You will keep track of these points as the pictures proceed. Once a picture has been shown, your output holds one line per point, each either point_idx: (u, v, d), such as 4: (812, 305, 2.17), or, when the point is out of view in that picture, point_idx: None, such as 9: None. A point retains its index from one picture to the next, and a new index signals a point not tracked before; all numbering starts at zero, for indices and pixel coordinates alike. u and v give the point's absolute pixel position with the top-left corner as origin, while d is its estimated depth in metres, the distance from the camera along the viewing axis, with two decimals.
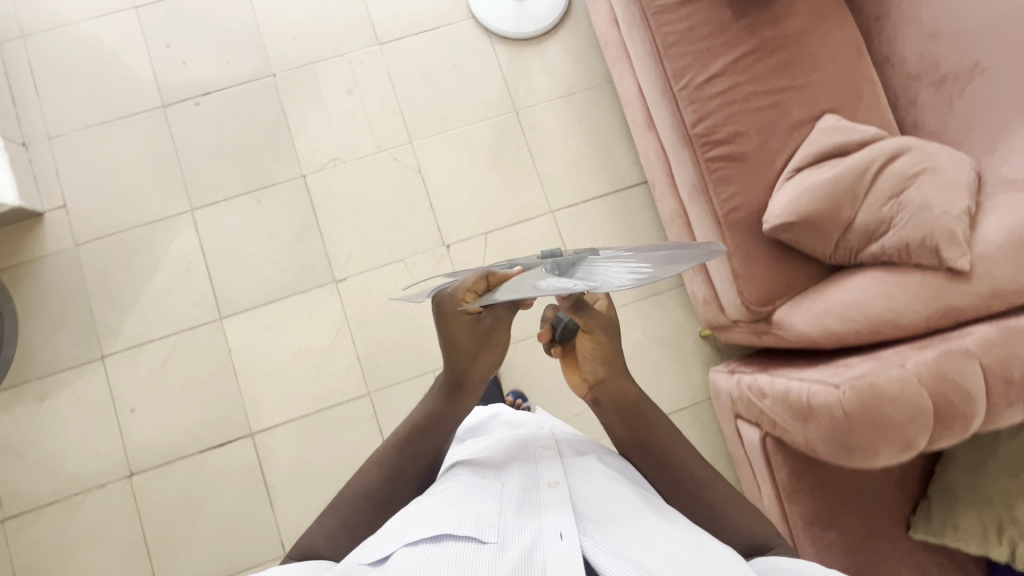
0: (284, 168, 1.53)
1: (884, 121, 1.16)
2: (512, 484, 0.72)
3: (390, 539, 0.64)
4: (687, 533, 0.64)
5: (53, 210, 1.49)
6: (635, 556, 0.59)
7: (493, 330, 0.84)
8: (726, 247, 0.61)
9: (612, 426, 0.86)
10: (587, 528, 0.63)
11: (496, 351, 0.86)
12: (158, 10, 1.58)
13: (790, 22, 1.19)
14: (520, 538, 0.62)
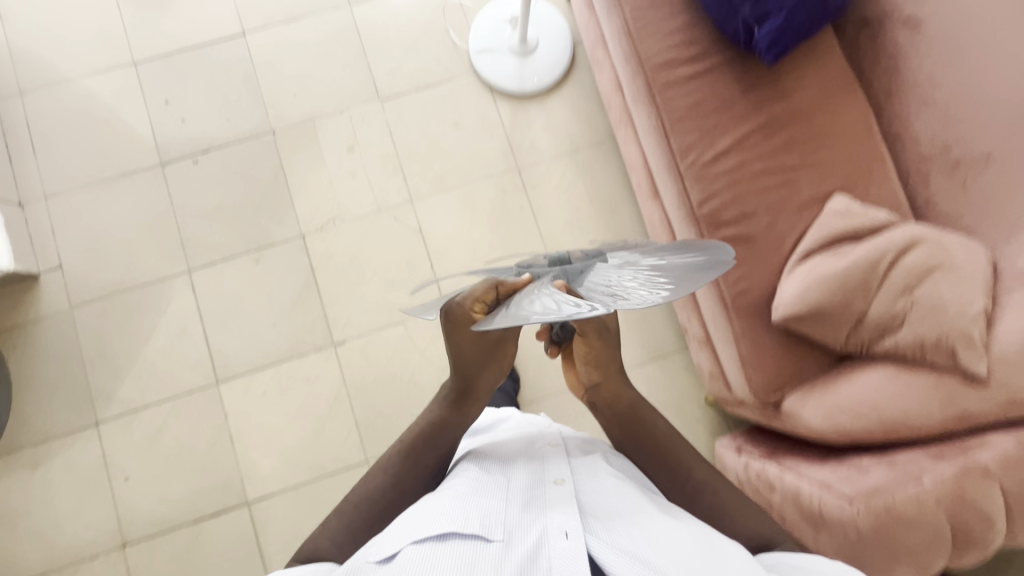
0: (283, 227, 1.51)
1: (897, 201, 1.13)
2: (519, 482, 0.75)
3: (398, 536, 0.66)
4: (690, 529, 0.67)
5: (49, 271, 1.46)
6: (639, 553, 0.61)
7: (501, 342, 0.88)
8: (734, 257, 0.65)
9: (608, 426, 0.93)
10: (592, 526, 0.65)
11: (502, 363, 0.92)
12: (156, 66, 1.56)
13: (799, 98, 1.17)
14: (525, 538, 0.64)
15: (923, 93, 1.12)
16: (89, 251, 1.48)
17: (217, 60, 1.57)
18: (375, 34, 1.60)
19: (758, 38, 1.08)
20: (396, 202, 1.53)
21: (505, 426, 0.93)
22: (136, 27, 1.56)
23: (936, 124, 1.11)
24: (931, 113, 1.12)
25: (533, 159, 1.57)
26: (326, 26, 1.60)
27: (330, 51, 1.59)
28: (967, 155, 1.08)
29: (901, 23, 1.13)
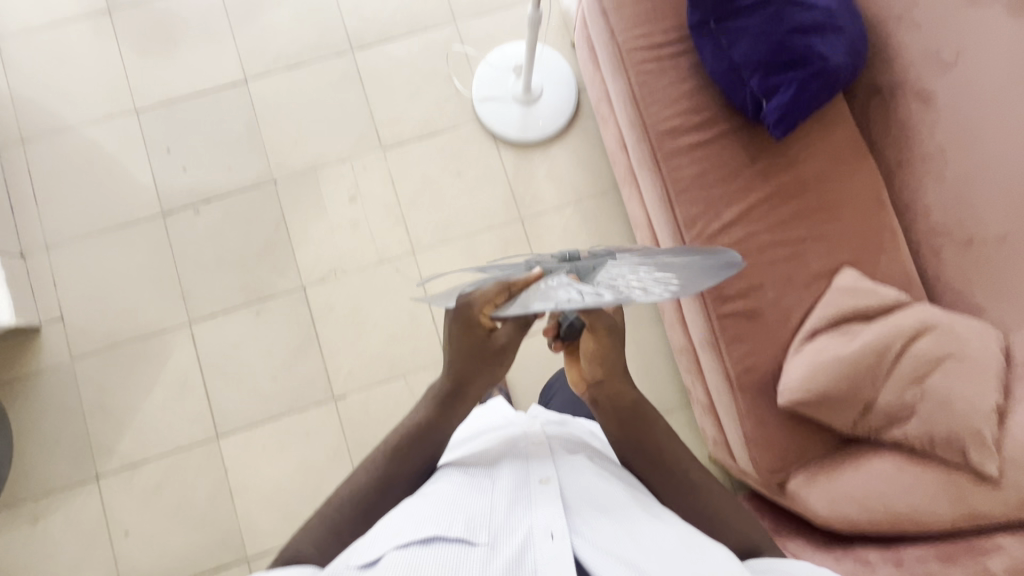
0: (283, 279, 1.50)
1: (906, 276, 1.11)
2: (502, 482, 0.74)
3: (381, 542, 0.65)
4: (670, 531, 0.69)
5: (50, 322, 1.46)
6: (623, 557, 0.64)
7: (504, 349, 0.81)
8: (744, 259, 0.62)
9: (608, 427, 0.84)
10: (575, 527, 0.67)
11: (501, 369, 0.84)
12: (158, 113, 1.55)
13: (807, 167, 1.15)
14: (511, 540, 0.64)
15: (936, 166, 1.08)
16: (90, 301, 1.48)
17: (219, 107, 1.56)
18: (377, 81, 1.58)
19: (767, 112, 1.05)
20: (397, 253, 1.52)
21: (488, 423, 0.90)
22: (139, 75, 1.56)
23: (949, 199, 1.07)
24: (945, 187, 1.08)
25: (536, 208, 1.55)
26: (328, 73, 1.58)
27: (333, 99, 1.58)
28: (982, 234, 1.04)
29: (913, 95, 1.09)
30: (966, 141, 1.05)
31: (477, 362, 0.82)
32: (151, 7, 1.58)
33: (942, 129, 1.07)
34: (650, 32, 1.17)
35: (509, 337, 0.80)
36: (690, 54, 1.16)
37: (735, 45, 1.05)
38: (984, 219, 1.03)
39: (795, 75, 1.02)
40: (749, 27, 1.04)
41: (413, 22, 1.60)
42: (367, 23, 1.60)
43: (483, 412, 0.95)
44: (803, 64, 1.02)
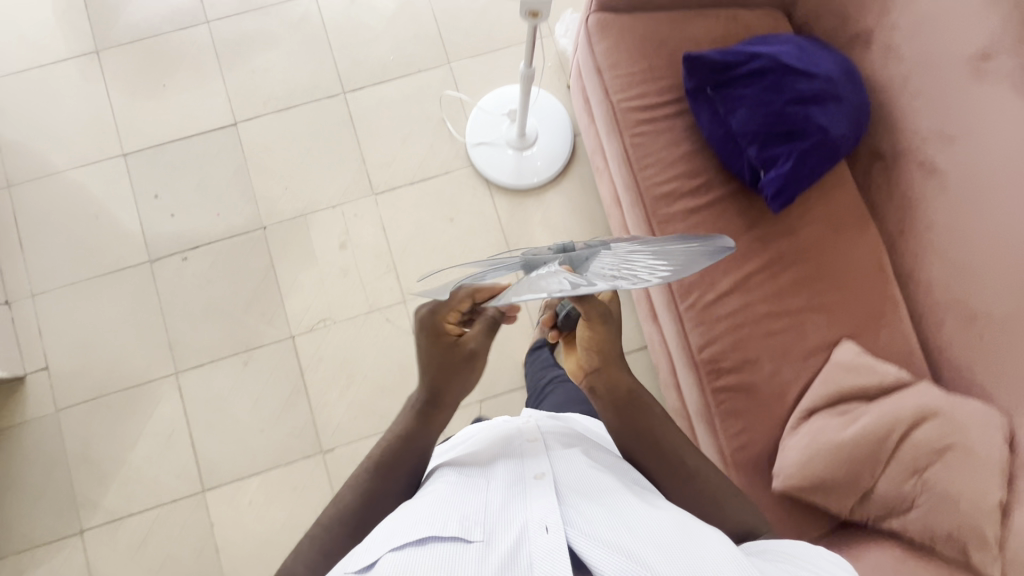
0: (272, 328, 1.47)
1: (907, 351, 1.07)
2: (497, 480, 0.69)
3: (373, 548, 0.61)
4: (677, 522, 0.63)
5: (35, 372, 1.44)
6: (627, 545, 0.57)
7: (475, 355, 0.77)
8: (733, 244, 0.64)
9: (605, 414, 0.81)
10: (576, 517, 0.60)
11: (472, 376, 0.80)
12: (145, 158, 1.52)
13: (805, 234, 1.11)
14: (505, 535, 0.59)
15: (940, 238, 1.04)
16: (76, 350, 1.45)
17: (208, 151, 1.53)
18: (369, 124, 1.56)
19: (766, 182, 1.01)
20: (388, 302, 1.49)
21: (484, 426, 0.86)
22: (127, 118, 1.53)
23: (953, 273, 1.03)
24: (948, 261, 1.04)
25: None
26: (319, 116, 1.55)
27: (323, 142, 1.55)
28: (990, 313, 0.99)
29: (917, 164, 1.05)
30: (973, 215, 1.00)
31: (447, 369, 0.77)
32: (141, 49, 1.55)
33: (947, 201, 1.02)
34: (646, 91, 1.14)
35: (478, 341, 0.76)
36: (686, 115, 1.13)
37: (733, 114, 1.02)
38: (991, 297, 0.99)
39: (794, 146, 0.99)
40: (747, 96, 1.00)
41: (406, 64, 1.58)
42: (359, 65, 1.57)
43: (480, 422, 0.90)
44: (803, 134, 0.99)
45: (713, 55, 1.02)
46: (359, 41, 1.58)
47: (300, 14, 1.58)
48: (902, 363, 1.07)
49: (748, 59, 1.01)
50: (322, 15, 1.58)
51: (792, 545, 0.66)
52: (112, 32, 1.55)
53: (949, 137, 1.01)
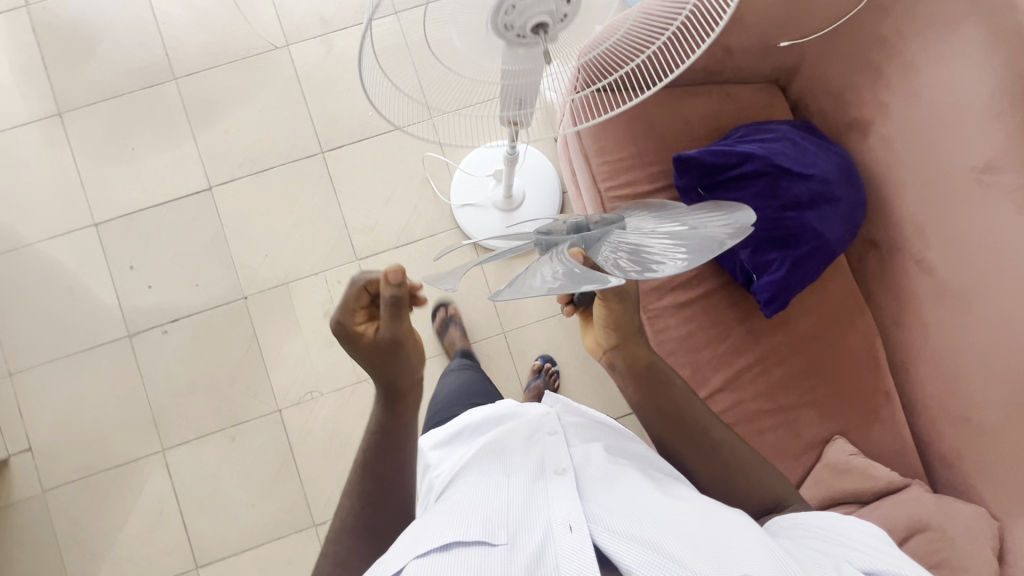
0: (259, 402, 1.45)
1: (899, 446, 1.06)
2: (516, 477, 0.68)
3: (397, 556, 0.57)
4: (698, 508, 0.61)
5: (19, 453, 1.42)
6: (652, 538, 0.55)
7: (401, 337, 0.66)
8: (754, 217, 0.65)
9: (627, 390, 0.81)
10: (600, 514, 0.58)
11: (413, 352, 0.69)
12: (118, 227, 1.46)
13: (798, 326, 1.08)
14: (531, 536, 0.57)
15: (935, 336, 1.02)
16: (60, 429, 1.43)
17: (183, 218, 1.47)
18: (350, 185, 1.50)
19: (758, 287, 0.98)
20: None
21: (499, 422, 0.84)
22: (95, 184, 1.47)
23: (947, 374, 1.01)
24: (943, 360, 1.01)
25: (519, 319, 1.50)
26: (297, 177, 1.49)
27: (303, 205, 1.49)
28: (984, 419, 0.97)
29: (913, 261, 1.01)
30: (970, 319, 0.96)
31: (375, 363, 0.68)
32: (105, 109, 1.48)
33: (944, 301, 0.99)
34: (636, 177, 1.08)
35: (393, 328, 0.66)
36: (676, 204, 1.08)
37: None
38: (984, 399, 0.97)
39: (788, 253, 0.95)
40: (741, 199, 0.96)
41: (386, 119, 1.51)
42: (336, 122, 1.50)
43: (488, 412, 0.89)
44: (797, 241, 0.95)
45: (704, 154, 0.96)
46: (336, 95, 1.51)
47: (273, 67, 1.50)
48: (893, 458, 1.06)
49: (742, 160, 0.95)
50: (295, 68, 1.51)
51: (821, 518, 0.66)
52: (75, 93, 1.48)
53: (950, 239, 0.96)
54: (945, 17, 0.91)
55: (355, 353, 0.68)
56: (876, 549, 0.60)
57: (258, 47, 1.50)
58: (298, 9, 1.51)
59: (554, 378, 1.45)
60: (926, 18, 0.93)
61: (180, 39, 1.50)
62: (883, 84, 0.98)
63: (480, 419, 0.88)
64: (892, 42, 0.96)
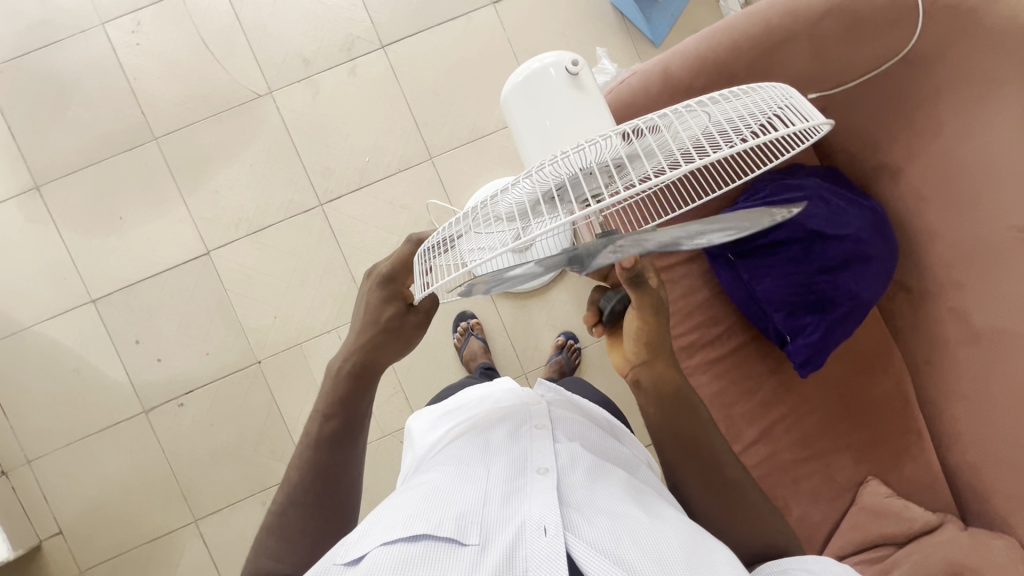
0: (285, 464, 1.42)
1: (932, 483, 1.06)
2: (497, 470, 0.65)
3: (368, 537, 0.57)
4: (676, 531, 0.59)
5: (50, 536, 1.41)
6: (623, 553, 0.53)
7: (424, 319, 0.71)
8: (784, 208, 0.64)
9: (647, 411, 0.74)
10: (576, 521, 0.56)
11: (418, 337, 0.73)
12: (118, 301, 1.41)
13: (825, 373, 1.08)
14: (504, 536, 0.56)
15: (966, 379, 0.99)
16: (88, 509, 1.41)
17: (183, 287, 1.42)
18: (353, 236, 1.42)
19: (793, 349, 0.97)
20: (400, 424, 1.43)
21: (489, 400, 0.84)
22: (86, 259, 1.40)
23: (982, 416, 0.98)
24: (979, 403, 0.98)
25: (539, 359, 1.46)
26: (297, 233, 1.42)
27: (307, 261, 1.42)
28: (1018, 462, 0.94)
29: (946, 307, 0.99)
30: (1004, 365, 0.94)
31: (379, 342, 0.70)
32: (85, 178, 1.40)
33: (980, 348, 0.96)
34: None
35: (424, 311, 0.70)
36: (700, 261, 1.08)
37: (758, 281, 0.96)
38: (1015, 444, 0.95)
39: (823, 317, 0.94)
40: (774, 267, 0.95)
41: (383, 163, 1.43)
42: (332, 170, 1.42)
43: (482, 388, 0.89)
44: (832, 305, 0.93)
45: None
46: (328, 142, 1.43)
47: (258, 117, 1.42)
48: (926, 495, 1.06)
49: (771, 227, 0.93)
50: (282, 116, 1.42)
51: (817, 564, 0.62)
52: (51, 163, 1.40)
53: (984, 291, 0.94)
54: (987, 73, 0.86)
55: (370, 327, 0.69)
56: None
57: (239, 98, 1.41)
58: (277, 52, 1.42)
59: (576, 355, 1.44)
60: (967, 70, 0.87)
61: (154, 96, 1.41)
62: (914, 132, 0.93)
63: (472, 399, 0.86)
64: (925, 89, 0.90)
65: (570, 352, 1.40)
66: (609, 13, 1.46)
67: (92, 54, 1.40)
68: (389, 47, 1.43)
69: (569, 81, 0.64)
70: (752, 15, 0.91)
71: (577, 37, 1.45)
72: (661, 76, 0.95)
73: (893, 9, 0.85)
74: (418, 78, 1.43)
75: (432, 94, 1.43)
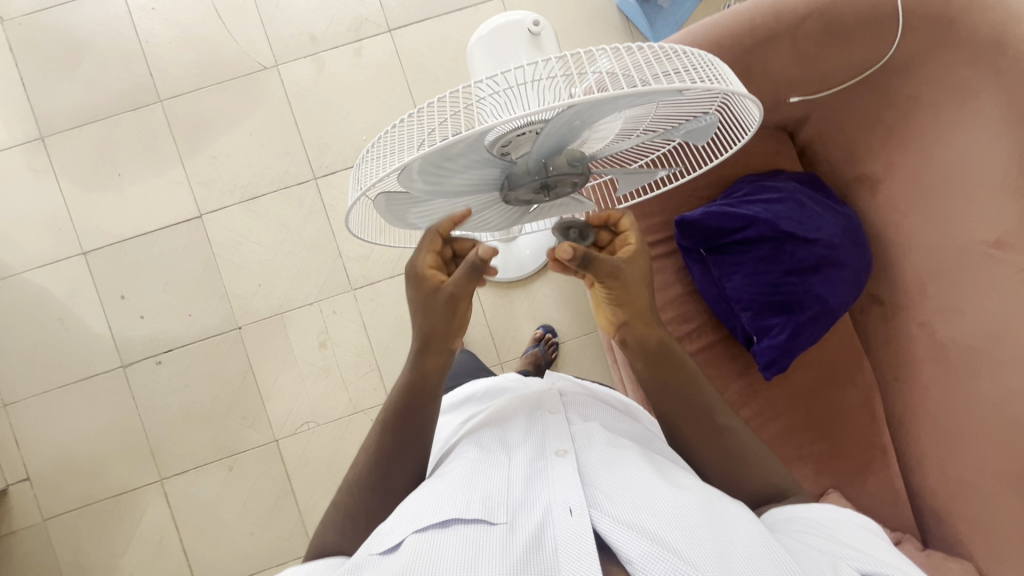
0: (255, 432, 1.42)
1: (895, 501, 1.03)
2: (518, 457, 0.66)
3: (401, 525, 0.59)
4: (698, 495, 0.59)
5: (17, 482, 1.42)
6: (646, 524, 0.53)
7: (455, 300, 0.64)
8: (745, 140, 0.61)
9: (632, 366, 0.74)
10: (598, 499, 0.57)
11: (456, 321, 0.67)
12: (108, 256, 1.43)
13: (795, 381, 1.06)
14: (529, 517, 0.57)
15: (933, 396, 0.98)
16: (58, 459, 1.43)
17: (172, 247, 1.44)
18: (344, 212, 1.44)
19: (759, 349, 0.96)
20: (371, 404, 1.41)
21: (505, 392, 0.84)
22: (81, 212, 1.43)
23: (948, 435, 0.96)
24: (945, 421, 0.97)
25: (516, 350, 1.46)
26: (289, 205, 1.44)
27: (296, 233, 1.44)
28: (982, 484, 0.92)
29: (917, 321, 0.98)
30: (967, 384, 0.93)
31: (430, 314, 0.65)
32: (88, 133, 1.44)
33: (951, 366, 0.95)
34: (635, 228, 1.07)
35: (460, 287, 0.63)
36: (675, 257, 1.07)
37: (728, 279, 0.97)
38: (980, 464, 0.92)
39: (790, 318, 0.94)
40: (743, 264, 0.95)
41: None
42: (328, 146, 1.45)
43: (491, 377, 0.92)
44: (800, 307, 0.93)
45: (707, 216, 0.94)
46: (328, 118, 1.45)
47: (262, 89, 1.45)
48: (887, 513, 1.03)
49: (745, 224, 0.93)
50: (285, 90, 1.45)
51: (822, 513, 0.62)
52: (57, 117, 1.43)
53: (953, 309, 0.93)
54: (963, 85, 0.85)
55: (409, 280, 0.65)
56: (884, 556, 0.58)
57: (246, 68, 1.45)
58: (287, 27, 1.45)
59: (554, 349, 1.44)
60: (947, 83, 0.87)
61: (163, 59, 1.44)
62: (895, 141, 0.93)
63: (486, 389, 0.87)
64: (904, 100, 0.91)
65: (548, 344, 1.40)
66: (613, 17, 1.49)
67: (108, 15, 1.44)
68: (396, 32, 1.46)
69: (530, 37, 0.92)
70: (737, 14, 0.92)
71: (581, 36, 1.48)
72: None
73: (876, 15, 0.87)
74: (421, 64, 1.46)
75: (434, 80, 1.46)
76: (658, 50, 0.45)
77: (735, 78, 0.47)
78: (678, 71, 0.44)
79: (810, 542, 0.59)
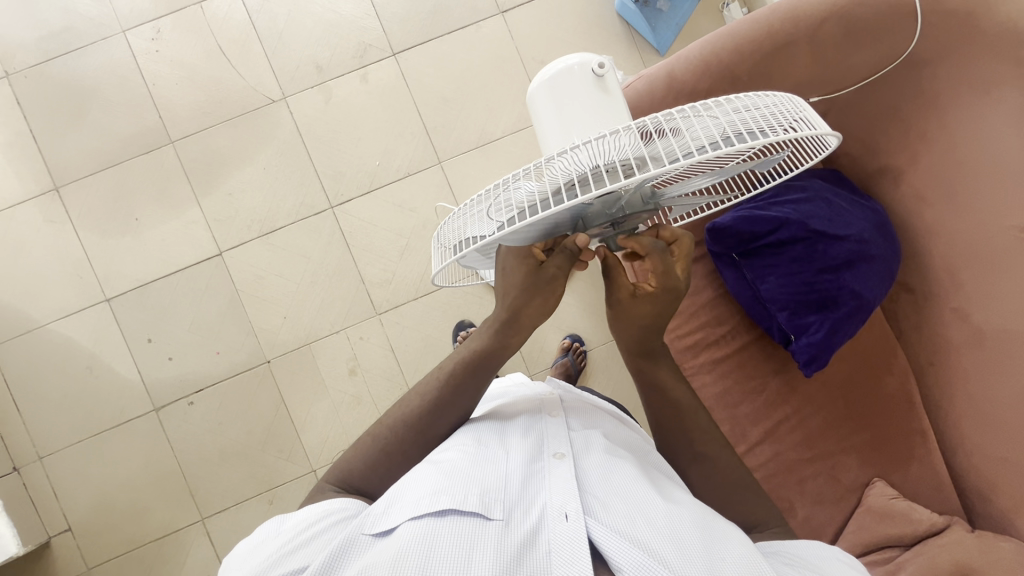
0: (292, 465, 1.43)
1: (940, 487, 1.02)
2: (515, 451, 0.65)
3: (396, 508, 0.57)
4: (690, 512, 0.58)
5: (59, 533, 1.42)
6: (639, 535, 0.53)
7: (556, 280, 0.62)
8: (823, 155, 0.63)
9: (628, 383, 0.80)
10: (592, 506, 0.56)
11: (552, 300, 0.65)
12: (133, 301, 1.44)
13: (831, 373, 1.07)
14: (525, 518, 0.56)
15: (968, 380, 0.99)
16: (98, 506, 1.43)
17: (195, 285, 1.44)
18: (363, 239, 1.45)
19: (798, 348, 0.98)
20: None
21: (505, 391, 0.83)
22: (102, 258, 1.43)
23: (985, 416, 0.97)
24: (985, 402, 0.97)
25: (544, 361, 1.47)
26: (308, 235, 1.45)
27: (316, 263, 1.45)
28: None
29: (949, 307, 0.98)
30: (1002, 367, 0.94)
31: (526, 297, 0.63)
32: (102, 180, 1.44)
33: (985, 349, 0.95)
34: None
35: (562, 269, 0.61)
36: (706, 261, 1.10)
37: (762, 281, 0.98)
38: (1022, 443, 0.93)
39: (827, 315, 0.95)
40: (777, 265, 0.96)
41: (393, 167, 1.45)
42: (342, 174, 1.45)
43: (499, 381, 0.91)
44: (835, 303, 0.94)
45: (737, 221, 0.96)
46: (339, 146, 1.46)
47: (272, 122, 1.45)
48: (932, 498, 1.02)
49: (776, 226, 0.94)
50: (295, 121, 1.45)
51: (809, 549, 0.62)
52: (71, 166, 1.44)
53: (982, 293, 0.94)
54: (980, 75, 0.87)
55: (506, 255, 0.61)
56: None
57: (254, 102, 1.45)
58: (291, 58, 1.46)
59: (582, 358, 1.45)
60: (961, 72, 0.88)
61: (172, 101, 1.45)
62: (913, 131, 0.94)
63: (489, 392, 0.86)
64: (921, 94, 0.92)
65: (576, 353, 1.41)
66: (614, 23, 1.49)
67: (113, 60, 1.44)
68: (400, 55, 1.47)
69: (595, 83, 0.56)
70: (753, 22, 0.95)
71: (583, 46, 1.49)
72: (667, 80, 0.98)
73: (891, 11, 0.89)
74: (428, 85, 1.46)
75: (441, 99, 1.46)
76: (736, 99, 0.48)
77: (813, 119, 0.49)
78: (752, 119, 0.46)
79: (779, 570, 0.58)
